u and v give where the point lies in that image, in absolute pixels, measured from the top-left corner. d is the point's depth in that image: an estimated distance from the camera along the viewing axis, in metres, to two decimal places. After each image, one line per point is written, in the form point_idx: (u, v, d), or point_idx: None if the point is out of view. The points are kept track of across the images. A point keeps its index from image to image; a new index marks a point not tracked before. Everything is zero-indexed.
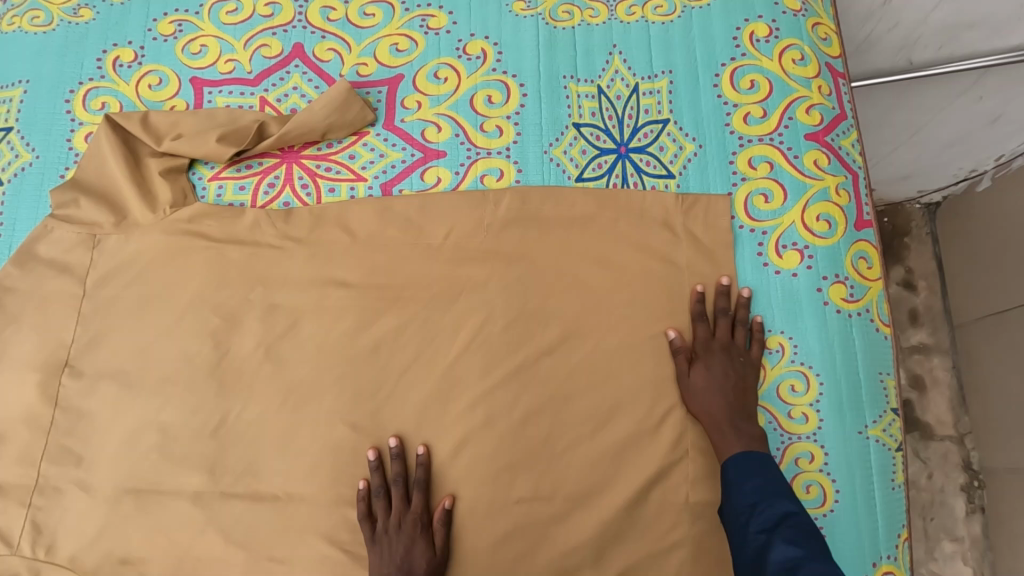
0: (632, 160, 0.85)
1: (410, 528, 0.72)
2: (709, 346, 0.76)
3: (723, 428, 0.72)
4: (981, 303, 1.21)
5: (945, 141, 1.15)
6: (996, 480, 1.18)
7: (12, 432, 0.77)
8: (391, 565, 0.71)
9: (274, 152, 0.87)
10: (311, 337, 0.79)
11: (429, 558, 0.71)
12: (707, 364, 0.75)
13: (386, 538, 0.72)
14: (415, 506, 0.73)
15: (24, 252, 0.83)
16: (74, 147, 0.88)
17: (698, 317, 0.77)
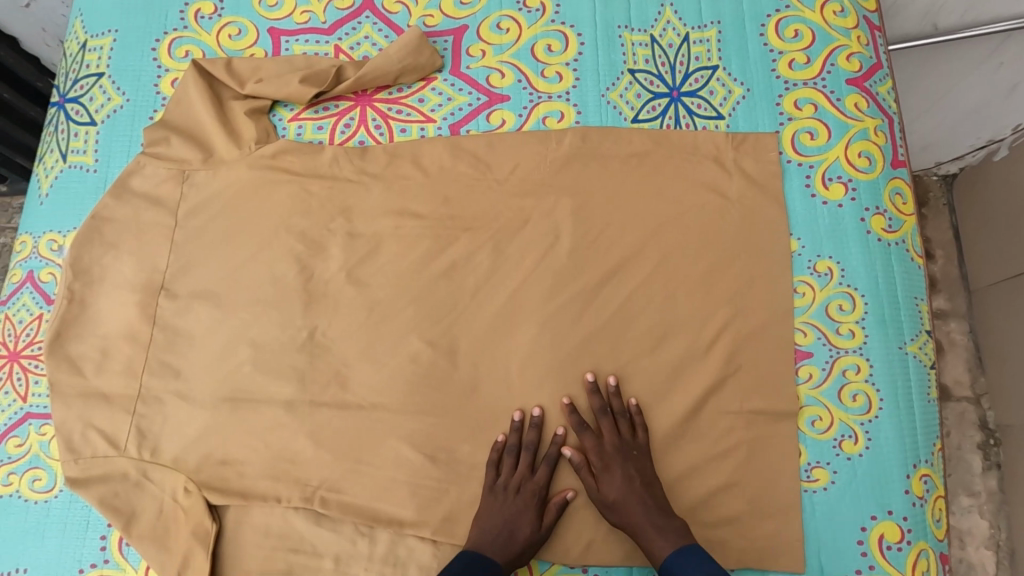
0: (683, 104, 0.91)
1: (526, 500, 0.76)
2: (600, 455, 0.77)
3: (652, 525, 0.73)
4: (998, 268, 1.25)
5: (967, 110, 1.19)
6: (1013, 436, 1.22)
7: (115, 348, 0.84)
8: (495, 520, 0.75)
9: (349, 96, 0.93)
10: (389, 263, 0.86)
11: (533, 530, 0.75)
12: (611, 472, 0.76)
13: (502, 494, 0.76)
14: (540, 480, 0.77)
15: (119, 185, 0.89)
16: (161, 91, 0.94)
17: (581, 428, 0.79)
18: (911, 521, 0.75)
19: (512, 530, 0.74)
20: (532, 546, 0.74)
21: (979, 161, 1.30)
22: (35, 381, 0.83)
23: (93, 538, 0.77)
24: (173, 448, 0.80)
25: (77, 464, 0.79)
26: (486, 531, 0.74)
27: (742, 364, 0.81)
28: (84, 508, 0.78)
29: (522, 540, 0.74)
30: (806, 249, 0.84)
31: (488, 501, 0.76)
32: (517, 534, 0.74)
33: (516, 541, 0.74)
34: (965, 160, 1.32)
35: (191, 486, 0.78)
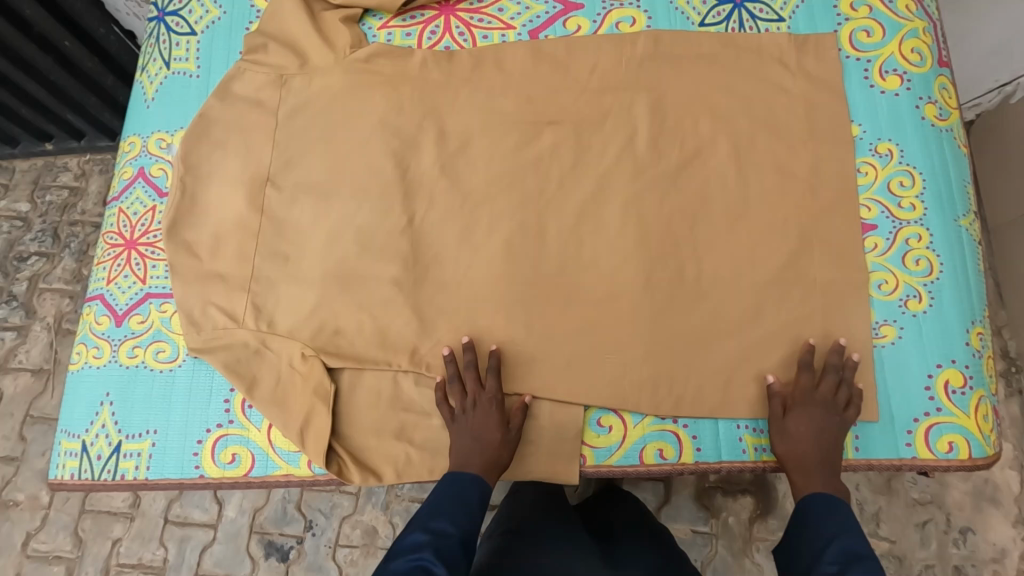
0: (746, 9, 0.98)
1: (488, 409, 0.80)
2: (809, 399, 0.79)
3: (817, 473, 0.76)
4: (1014, 204, 1.34)
5: (988, 50, 1.28)
6: None
7: (228, 234, 0.90)
8: (466, 437, 0.79)
9: (433, 6, 0.99)
10: (479, 155, 0.93)
11: (501, 436, 0.79)
12: (809, 416, 0.78)
13: (467, 409, 0.80)
14: (492, 389, 0.81)
15: (223, 89, 0.95)
16: (256, 5, 1.00)
17: (804, 367, 0.80)
18: (972, 369, 0.82)
19: (484, 439, 0.78)
20: (507, 446, 0.79)
21: (994, 105, 1.36)
22: (153, 266, 0.89)
23: (218, 401, 0.83)
24: (288, 322, 0.86)
25: (199, 336, 0.85)
26: (463, 448, 0.78)
27: (814, 238, 0.87)
28: (208, 375, 0.85)
29: (496, 446, 0.79)
30: (866, 134, 0.91)
31: (458, 420, 0.80)
32: (490, 441, 0.78)
33: (489, 451, 0.78)
34: (981, 106, 1.38)
35: (309, 352, 0.84)
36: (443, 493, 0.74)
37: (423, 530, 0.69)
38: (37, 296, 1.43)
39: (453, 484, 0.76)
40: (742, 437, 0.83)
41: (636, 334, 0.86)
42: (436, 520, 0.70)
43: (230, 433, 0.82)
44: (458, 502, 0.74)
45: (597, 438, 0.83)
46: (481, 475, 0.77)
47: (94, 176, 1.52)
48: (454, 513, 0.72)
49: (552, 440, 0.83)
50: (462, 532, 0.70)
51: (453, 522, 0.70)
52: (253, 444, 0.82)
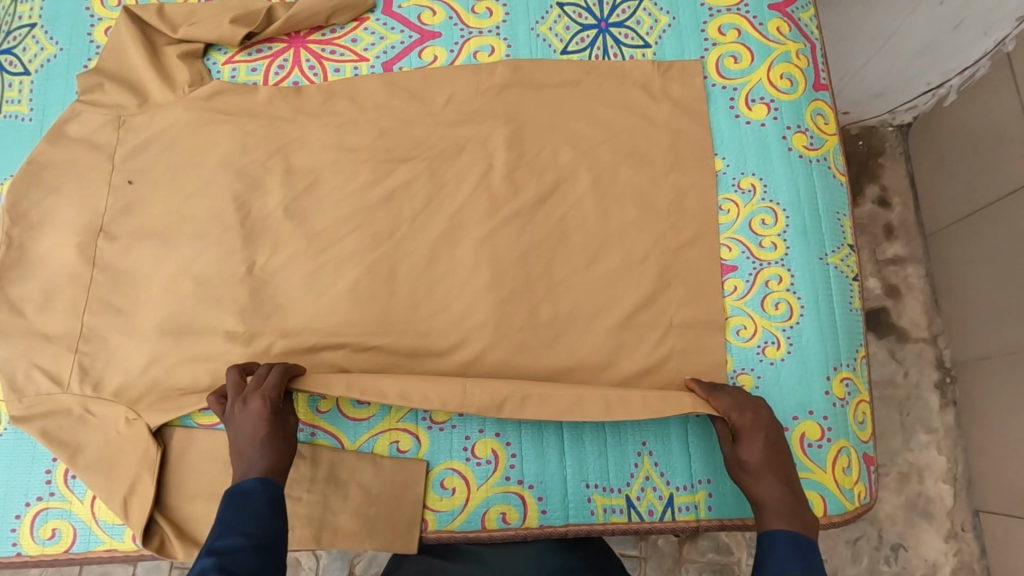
0: (611, 35, 0.93)
1: (261, 407, 0.69)
2: (743, 415, 0.71)
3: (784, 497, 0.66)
4: (954, 209, 1.28)
5: (916, 50, 1.17)
6: (968, 371, 1.25)
7: (58, 288, 0.85)
8: (241, 440, 0.67)
9: (282, 38, 0.94)
10: (327, 192, 0.87)
11: (282, 431, 0.69)
12: (750, 434, 0.70)
13: (239, 410, 0.70)
14: (267, 386, 0.71)
15: (55, 131, 0.90)
16: (96, 40, 0.94)
17: (715, 389, 0.74)
18: (831, 420, 0.78)
19: (265, 437, 0.68)
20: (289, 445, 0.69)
21: (930, 108, 1.32)
22: None
23: (39, 472, 0.79)
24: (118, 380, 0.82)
25: (21, 405, 0.80)
26: (239, 453, 0.67)
27: (671, 278, 0.82)
28: (29, 442, 0.80)
29: (274, 442, 0.68)
30: (730, 167, 0.86)
31: (228, 426, 0.69)
32: (266, 441, 0.68)
33: (275, 450, 0.68)
34: (918, 107, 1.34)
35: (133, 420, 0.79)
36: (227, 510, 0.62)
37: (205, 552, 0.58)
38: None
39: (237, 496, 0.63)
40: (590, 497, 0.78)
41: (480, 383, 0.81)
42: (226, 534, 0.59)
43: (51, 507, 0.78)
44: (247, 513, 0.62)
45: (439, 501, 0.78)
46: (268, 478, 0.65)
47: None
48: (242, 524, 0.61)
49: (380, 500, 0.78)
50: (257, 539, 0.60)
51: (244, 532, 0.60)
52: (75, 517, 0.78)
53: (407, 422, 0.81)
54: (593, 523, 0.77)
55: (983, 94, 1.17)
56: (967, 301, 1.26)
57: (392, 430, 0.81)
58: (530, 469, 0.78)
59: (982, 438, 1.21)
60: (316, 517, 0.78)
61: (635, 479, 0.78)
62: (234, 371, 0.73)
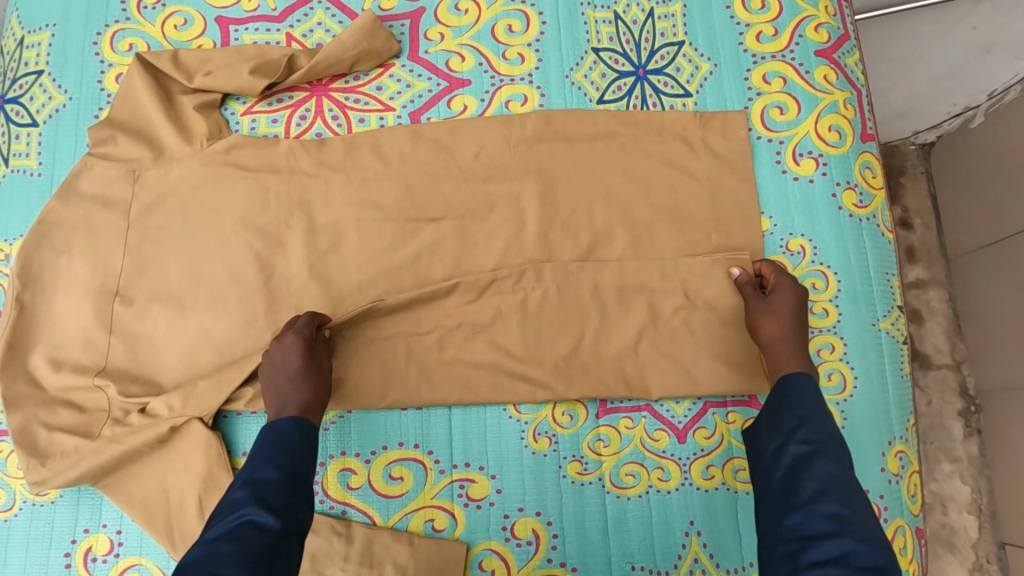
0: (650, 82, 0.88)
1: (293, 342, 0.73)
2: (782, 275, 0.77)
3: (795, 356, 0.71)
4: (979, 234, 1.19)
5: (942, 73, 1.15)
6: (993, 400, 1.18)
7: (71, 356, 0.81)
8: (279, 376, 0.71)
9: (303, 86, 0.89)
10: (353, 252, 0.84)
11: (314, 368, 0.73)
12: (786, 289, 0.76)
13: (274, 345, 0.74)
14: (300, 325, 0.75)
15: (65, 188, 0.85)
16: (106, 87, 0.90)
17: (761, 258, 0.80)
18: (887, 499, 0.75)
19: (298, 371, 0.71)
20: (320, 383, 0.73)
21: (956, 128, 1.23)
22: None
23: (58, 555, 0.75)
24: (145, 402, 0.77)
25: (44, 467, 0.75)
26: (274, 388, 0.71)
27: (714, 349, 0.79)
28: (49, 520, 0.76)
29: (309, 376, 0.72)
30: (777, 228, 0.82)
31: (266, 360, 0.73)
32: (300, 375, 0.71)
33: (308, 386, 0.71)
34: (941, 127, 1.25)
35: (180, 422, 0.75)
36: (262, 446, 0.64)
37: (241, 484, 0.59)
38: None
39: (271, 434, 0.66)
40: None
41: (517, 456, 0.78)
42: (260, 466, 0.61)
43: None
44: (280, 449, 0.64)
45: None
46: (302, 418, 0.68)
47: None
48: (274, 460, 0.63)
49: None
50: (289, 471, 0.61)
51: (278, 465, 0.62)
52: None
53: (442, 499, 0.77)
54: None
55: (1011, 117, 1.09)
56: (988, 328, 1.19)
57: (428, 508, 0.77)
58: (573, 550, 0.75)
59: (1007, 471, 1.15)
60: None
61: (684, 560, 0.75)
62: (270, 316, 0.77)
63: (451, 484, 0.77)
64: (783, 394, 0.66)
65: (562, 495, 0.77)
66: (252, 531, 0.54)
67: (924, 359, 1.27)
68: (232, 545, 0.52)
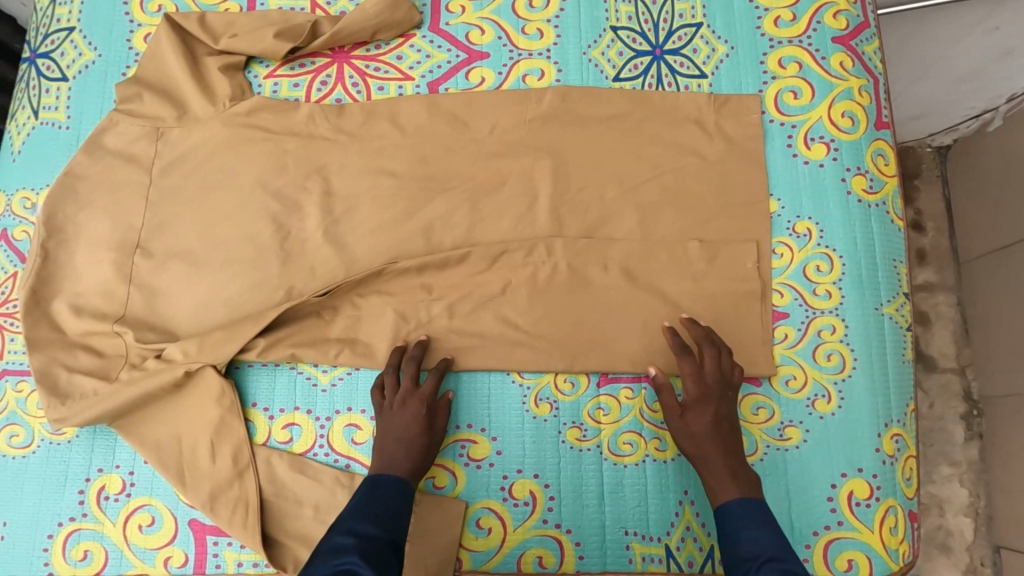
0: (666, 62, 0.89)
1: (418, 407, 0.76)
2: (699, 383, 0.75)
3: (719, 471, 0.71)
4: (991, 239, 1.19)
5: (958, 78, 1.13)
6: (995, 406, 1.19)
7: (89, 304, 0.83)
8: (395, 437, 0.75)
9: (325, 52, 0.91)
10: (367, 219, 0.86)
11: (427, 438, 0.75)
12: (702, 403, 0.74)
13: (397, 404, 0.76)
14: (425, 390, 0.77)
15: (92, 142, 0.88)
16: (134, 47, 0.92)
17: (681, 351, 0.77)
18: (881, 478, 0.75)
19: (411, 440, 0.74)
20: (431, 452, 0.75)
21: (973, 131, 1.23)
22: (11, 340, 0.83)
23: (72, 493, 0.78)
24: (161, 348, 0.80)
25: (63, 406, 0.77)
26: (384, 449, 0.74)
27: (715, 328, 0.80)
28: (65, 459, 0.79)
29: (422, 447, 0.75)
30: (785, 210, 0.83)
31: (387, 417, 0.76)
32: (415, 443, 0.74)
33: (416, 455, 0.74)
34: (959, 130, 1.25)
35: (194, 367, 0.77)
36: (367, 498, 0.68)
37: (346, 532, 0.63)
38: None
39: (374, 486, 0.70)
40: (629, 545, 0.76)
41: (518, 421, 0.80)
42: (364, 521, 0.65)
43: (83, 528, 0.77)
44: (382, 506, 0.68)
45: (474, 540, 0.77)
46: (403, 480, 0.72)
47: None
48: (377, 514, 0.67)
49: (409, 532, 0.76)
50: (387, 534, 0.65)
51: (378, 522, 0.66)
52: (107, 539, 0.77)
53: (443, 458, 0.79)
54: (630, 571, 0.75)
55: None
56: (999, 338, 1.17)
57: (430, 464, 0.79)
58: (568, 512, 0.77)
59: (1007, 476, 1.15)
60: None
61: (676, 528, 0.76)
62: (388, 376, 0.78)
63: (453, 444, 0.80)
64: (731, 531, 0.66)
65: (560, 460, 0.78)
66: None
67: (929, 363, 1.26)
68: None
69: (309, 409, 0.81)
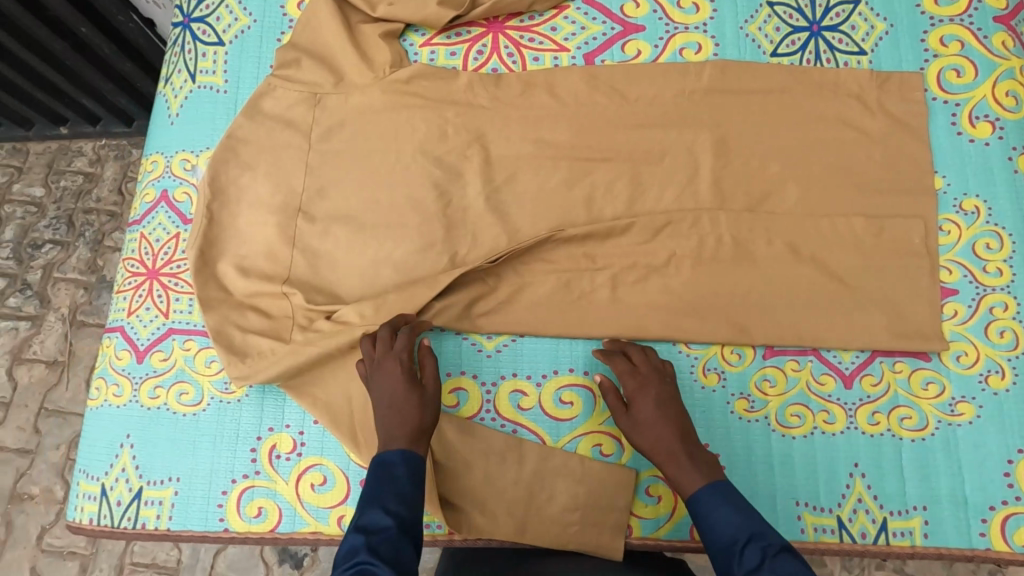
0: (824, 39, 0.89)
1: (393, 368, 0.73)
2: (632, 379, 0.76)
3: (679, 459, 0.70)
4: None
5: None
6: None
7: (254, 264, 0.84)
8: (382, 405, 0.72)
9: (481, 22, 0.91)
10: (527, 187, 0.86)
11: (417, 395, 0.72)
12: (646, 395, 0.75)
13: (376, 372, 0.74)
14: (399, 348, 0.74)
15: (252, 107, 0.88)
16: (288, 13, 0.93)
17: (616, 351, 0.79)
18: None
19: (401, 401, 0.71)
20: (427, 409, 0.72)
21: None
22: (178, 299, 0.84)
23: (244, 450, 0.79)
24: (332, 309, 0.81)
25: (243, 364, 0.79)
26: (381, 421, 0.71)
27: (883, 303, 0.81)
28: (236, 417, 0.80)
29: (416, 407, 0.71)
30: (951, 187, 0.83)
31: (372, 391, 0.74)
32: (404, 405, 0.71)
33: (412, 412, 0.71)
34: None
35: (373, 329, 0.79)
36: (376, 483, 0.66)
37: (354, 530, 0.61)
38: (51, 285, 1.36)
39: (382, 468, 0.68)
40: (800, 515, 0.77)
41: (686, 391, 0.80)
42: (371, 510, 0.63)
43: (257, 485, 0.78)
44: (391, 487, 0.66)
45: (645, 507, 0.78)
46: (408, 450, 0.69)
47: (109, 162, 1.45)
48: (386, 499, 0.64)
49: (576, 501, 0.78)
50: (399, 519, 0.63)
51: (390, 510, 0.63)
52: (280, 497, 0.78)
53: (608, 426, 0.80)
54: (802, 540, 0.76)
55: None
56: None
57: (596, 432, 0.80)
58: (740, 482, 0.78)
59: None
60: (520, 511, 0.77)
61: (847, 499, 0.77)
62: (366, 337, 0.76)
63: None
64: (705, 515, 0.66)
65: (730, 430, 0.79)
66: None
67: None
68: None
69: (475, 374, 0.82)
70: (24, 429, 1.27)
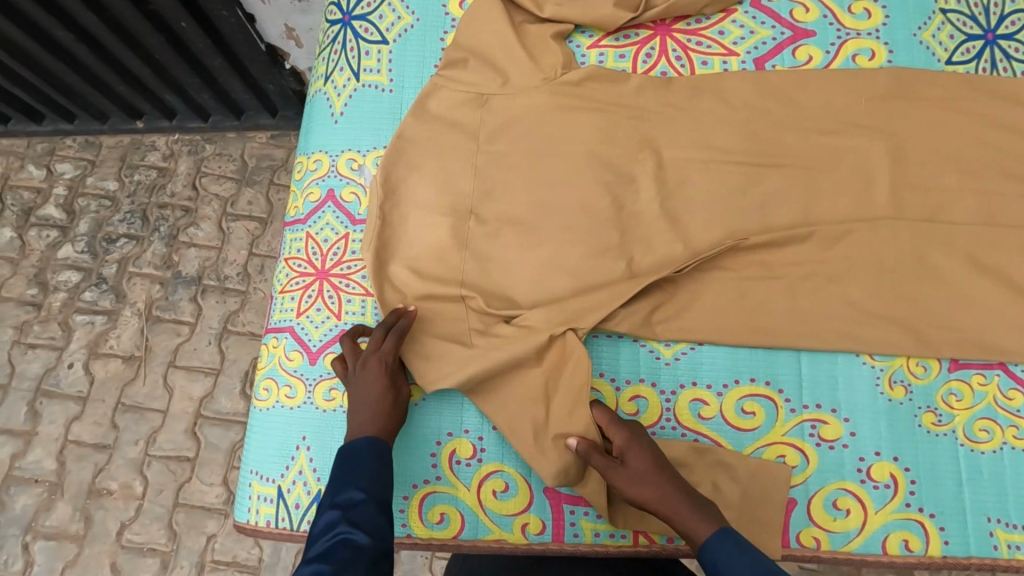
0: (999, 47, 0.89)
1: (375, 367, 0.75)
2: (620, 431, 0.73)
3: (684, 508, 0.67)
4: None
5: None
6: None
7: (423, 265, 0.82)
8: (369, 400, 0.73)
9: (648, 25, 0.91)
10: (700, 192, 0.85)
11: (392, 397, 0.75)
12: (635, 445, 0.72)
13: (359, 369, 0.75)
14: (385, 350, 0.76)
15: (418, 107, 0.88)
16: (450, 12, 0.93)
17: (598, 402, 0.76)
18: None
19: (375, 400, 0.73)
20: (398, 412, 0.75)
21: None
22: (349, 299, 0.83)
23: (425, 456, 0.79)
24: (514, 314, 0.80)
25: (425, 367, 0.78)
26: (356, 411, 0.73)
27: None
28: (416, 421, 0.80)
29: (389, 408, 0.74)
30: None
31: (350, 389, 0.75)
32: (380, 405, 0.73)
33: (380, 411, 0.73)
34: None
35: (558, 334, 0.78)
36: (344, 469, 0.68)
37: (329, 507, 0.64)
38: (127, 280, 1.35)
39: (349, 454, 0.70)
40: (992, 532, 0.76)
41: (872, 402, 0.80)
42: (345, 489, 0.66)
43: (438, 490, 0.78)
44: (360, 465, 0.68)
45: (833, 521, 0.77)
46: (374, 437, 0.71)
47: (183, 157, 1.43)
48: (355, 479, 0.67)
49: (754, 513, 0.76)
50: (371, 492, 0.66)
51: (362, 486, 0.66)
52: (462, 502, 0.78)
53: (792, 437, 0.79)
54: (997, 558, 0.75)
55: None
56: None
57: (779, 443, 0.79)
58: (928, 498, 0.77)
59: None
60: None
61: None
62: (346, 339, 0.78)
63: (801, 424, 0.79)
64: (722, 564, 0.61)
65: (917, 444, 0.78)
66: (351, 550, 0.59)
67: None
68: (335, 564, 0.57)
69: (653, 381, 0.81)
70: (102, 423, 1.26)
